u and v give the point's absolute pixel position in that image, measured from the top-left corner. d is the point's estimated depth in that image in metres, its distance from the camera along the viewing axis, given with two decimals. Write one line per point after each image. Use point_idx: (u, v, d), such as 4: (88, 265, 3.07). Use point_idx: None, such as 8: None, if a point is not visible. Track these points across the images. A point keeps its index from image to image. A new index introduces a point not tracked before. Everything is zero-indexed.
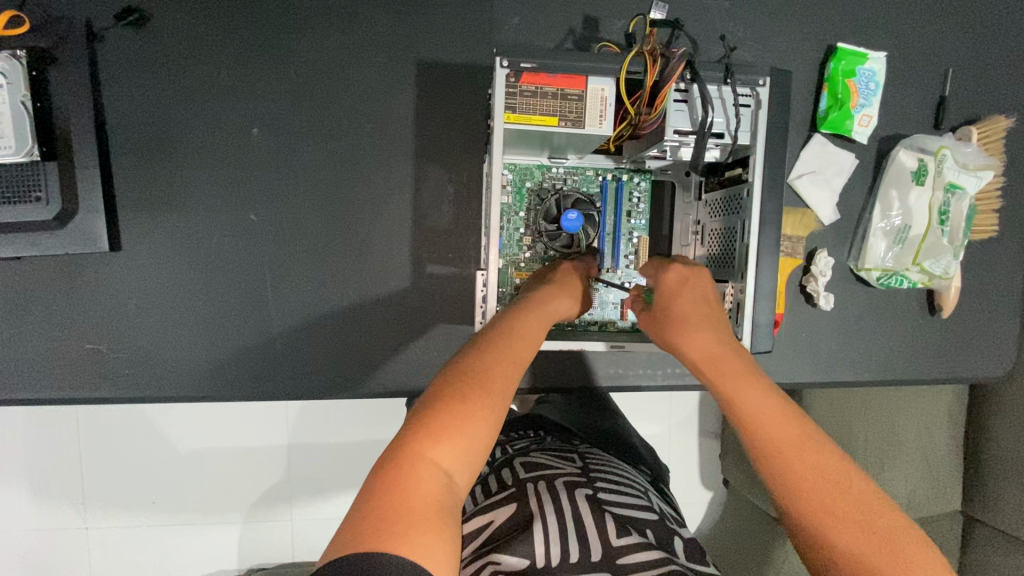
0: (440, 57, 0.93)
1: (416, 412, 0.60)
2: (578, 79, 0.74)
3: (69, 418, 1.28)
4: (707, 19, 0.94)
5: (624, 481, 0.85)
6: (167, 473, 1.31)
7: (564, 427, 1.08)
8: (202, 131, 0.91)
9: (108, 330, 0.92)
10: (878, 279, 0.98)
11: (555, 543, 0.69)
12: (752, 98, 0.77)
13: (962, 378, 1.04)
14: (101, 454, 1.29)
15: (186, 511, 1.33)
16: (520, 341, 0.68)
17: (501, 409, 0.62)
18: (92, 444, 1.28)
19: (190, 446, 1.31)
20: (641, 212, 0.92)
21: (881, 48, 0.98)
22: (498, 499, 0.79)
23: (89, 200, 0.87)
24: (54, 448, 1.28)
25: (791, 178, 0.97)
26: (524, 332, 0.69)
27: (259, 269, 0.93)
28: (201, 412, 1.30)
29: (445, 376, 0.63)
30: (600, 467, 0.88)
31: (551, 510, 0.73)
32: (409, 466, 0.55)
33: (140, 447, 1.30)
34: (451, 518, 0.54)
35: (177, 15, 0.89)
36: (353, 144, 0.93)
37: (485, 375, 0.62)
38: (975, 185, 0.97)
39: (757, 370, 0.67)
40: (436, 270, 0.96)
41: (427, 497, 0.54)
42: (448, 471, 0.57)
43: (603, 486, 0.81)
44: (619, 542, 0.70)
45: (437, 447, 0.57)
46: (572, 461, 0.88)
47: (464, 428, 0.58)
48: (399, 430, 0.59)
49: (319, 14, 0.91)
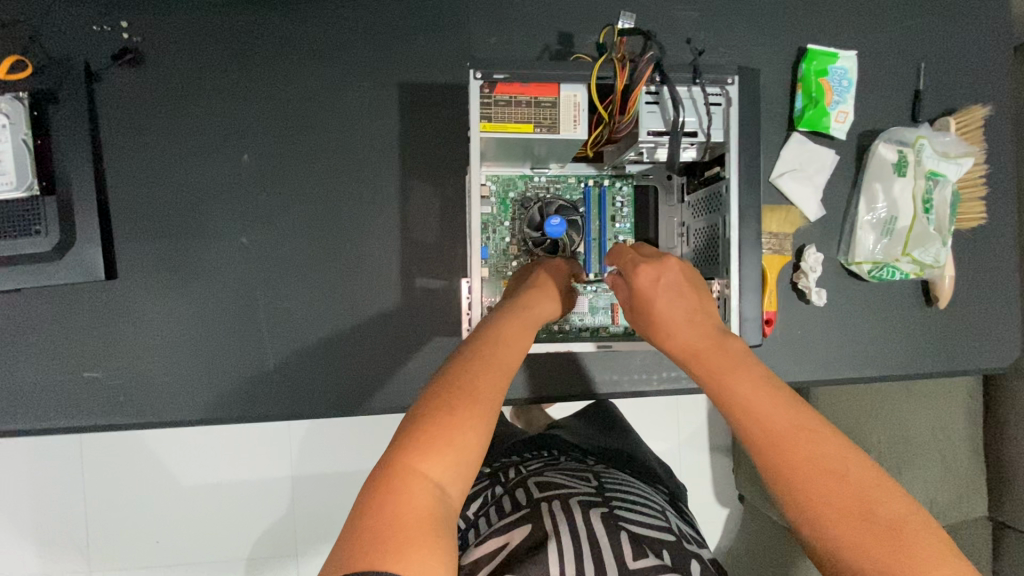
0: (422, 78, 0.96)
1: (403, 426, 0.60)
2: (550, 87, 0.76)
3: (73, 456, 1.28)
4: (678, 29, 0.97)
5: (640, 500, 0.83)
6: (171, 510, 1.30)
7: (577, 445, 1.05)
8: (194, 159, 0.94)
9: (104, 357, 0.93)
10: (869, 272, 0.98)
11: (571, 563, 0.67)
12: (722, 97, 0.78)
13: (965, 370, 1.02)
14: (105, 492, 1.28)
15: (191, 549, 1.31)
16: (504, 348, 0.67)
17: (491, 418, 0.61)
18: (96, 481, 1.28)
19: (196, 475, 1.30)
20: (625, 216, 0.94)
21: (851, 47, 1.01)
22: (512, 519, 0.76)
23: (86, 229, 0.89)
24: (60, 486, 1.28)
25: (773, 177, 0.98)
26: (508, 338, 0.69)
27: (252, 291, 0.95)
28: (205, 442, 1.30)
29: (431, 386, 0.63)
30: (615, 486, 0.86)
31: (565, 530, 0.71)
32: (400, 479, 0.55)
33: (143, 484, 1.29)
34: (445, 530, 0.55)
35: (168, 51, 0.93)
36: (342, 165, 0.96)
37: (468, 383, 0.62)
38: (956, 172, 0.97)
39: (747, 357, 0.65)
40: (426, 283, 0.97)
41: (420, 510, 0.54)
42: (440, 484, 0.57)
43: (618, 505, 0.79)
44: (637, 563, 0.67)
45: (427, 459, 0.57)
46: (586, 480, 0.86)
47: (454, 438, 0.58)
48: (388, 445, 0.59)
49: (304, 45, 0.95)
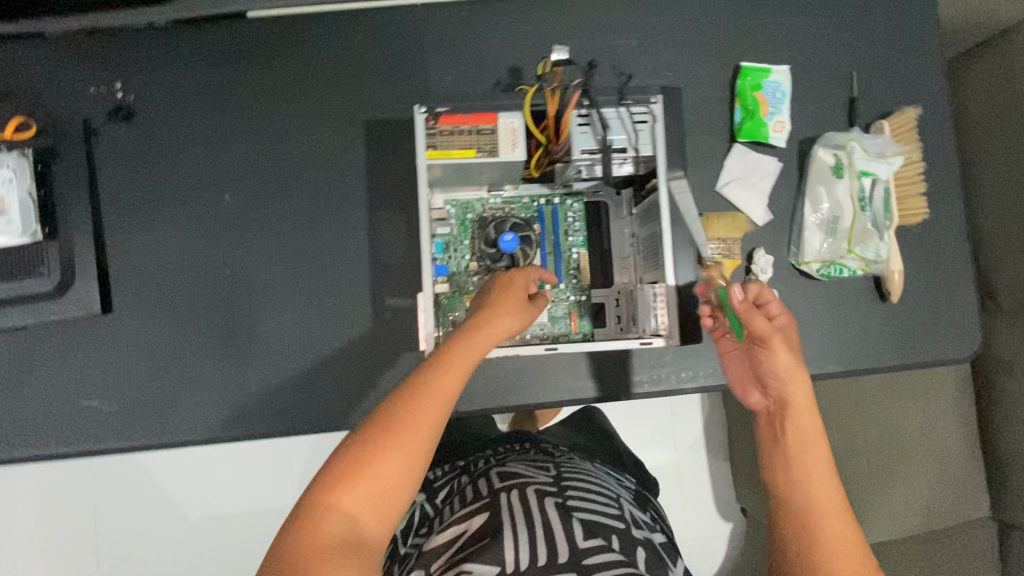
0: (385, 116, 1.05)
1: (336, 456, 0.70)
2: (489, 115, 0.84)
3: (134, 463, 1.54)
4: (619, 57, 1.06)
5: (595, 488, 0.86)
6: (215, 507, 1.54)
7: (549, 442, 1.10)
8: (181, 201, 1.04)
9: (100, 386, 1.00)
10: (818, 271, 1.02)
11: (525, 548, 0.70)
12: (648, 115, 0.85)
13: (925, 362, 1.04)
14: (161, 493, 1.53)
15: (230, 540, 1.53)
16: (436, 383, 0.73)
17: (408, 456, 0.69)
18: (153, 483, 1.53)
19: (220, 489, 1.54)
20: (577, 230, 1.00)
21: (784, 62, 1.07)
22: (472, 509, 0.80)
23: (83, 269, 0.98)
24: (122, 488, 1.53)
25: (718, 186, 1.04)
26: (445, 372, 0.74)
27: (234, 318, 1.02)
28: (243, 449, 1.55)
29: (368, 420, 0.72)
30: (574, 474, 0.88)
31: (520, 518, 0.75)
32: (318, 510, 0.66)
33: (192, 485, 1.54)
34: (353, 552, 0.66)
35: (157, 106, 1.04)
36: (315, 198, 1.04)
37: (392, 423, 0.70)
38: (887, 171, 1.02)
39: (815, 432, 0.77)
40: (396, 303, 1.03)
41: (332, 537, 0.65)
42: (354, 514, 0.67)
43: (573, 493, 0.82)
44: (585, 544, 0.71)
45: (341, 493, 0.67)
46: (546, 469, 0.89)
47: (367, 476, 0.67)
48: (320, 471, 0.70)
49: (277, 93, 1.05)
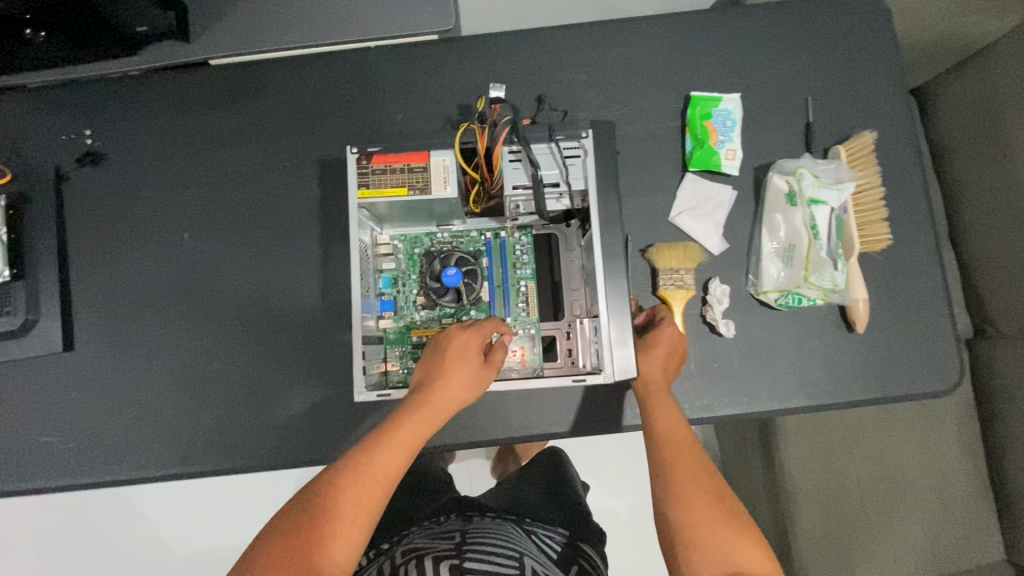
0: (339, 154, 1.08)
1: (270, 540, 0.68)
2: (421, 154, 0.89)
3: (114, 498, 1.55)
4: (568, 91, 1.07)
5: (497, 547, 0.87)
6: (190, 543, 1.53)
7: (473, 502, 1.11)
8: (143, 241, 1.07)
9: (59, 421, 1.03)
10: (777, 300, 0.98)
11: None
12: (579, 149, 0.88)
13: (899, 395, 0.98)
14: (138, 528, 1.54)
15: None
16: (382, 459, 0.73)
17: (347, 540, 0.67)
18: (131, 519, 1.54)
19: (197, 524, 1.54)
20: (526, 262, 0.98)
21: (737, 90, 1.06)
22: None
23: (48, 307, 1.02)
24: (101, 523, 1.54)
25: (671, 217, 1.02)
26: (392, 447, 0.74)
27: (189, 354, 1.04)
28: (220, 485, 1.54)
29: (307, 499, 0.71)
30: (477, 537, 0.90)
31: None
32: None
33: (169, 520, 1.54)
34: None
35: (124, 150, 1.09)
36: (270, 235, 1.06)
37: (332, 505, 0.69)
38: (838, 198, 1.00)
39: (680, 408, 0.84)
40: (346, 338, 1.03)
41: None
42: None
43: (472, 556, 0.83)
44: None
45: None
46: (449, 538, 0.90)
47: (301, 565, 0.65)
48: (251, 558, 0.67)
49: (237, 135, 1.09)
